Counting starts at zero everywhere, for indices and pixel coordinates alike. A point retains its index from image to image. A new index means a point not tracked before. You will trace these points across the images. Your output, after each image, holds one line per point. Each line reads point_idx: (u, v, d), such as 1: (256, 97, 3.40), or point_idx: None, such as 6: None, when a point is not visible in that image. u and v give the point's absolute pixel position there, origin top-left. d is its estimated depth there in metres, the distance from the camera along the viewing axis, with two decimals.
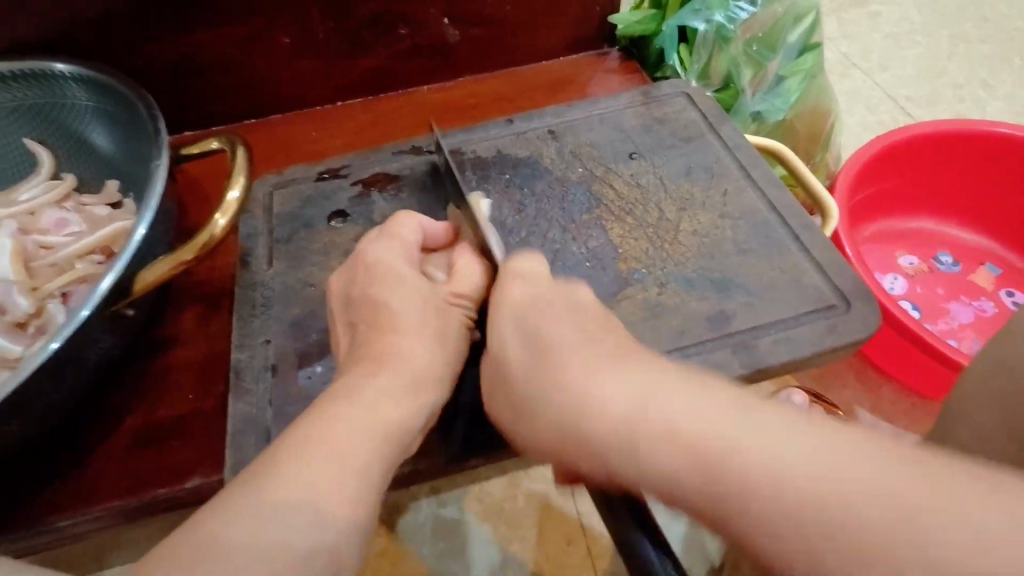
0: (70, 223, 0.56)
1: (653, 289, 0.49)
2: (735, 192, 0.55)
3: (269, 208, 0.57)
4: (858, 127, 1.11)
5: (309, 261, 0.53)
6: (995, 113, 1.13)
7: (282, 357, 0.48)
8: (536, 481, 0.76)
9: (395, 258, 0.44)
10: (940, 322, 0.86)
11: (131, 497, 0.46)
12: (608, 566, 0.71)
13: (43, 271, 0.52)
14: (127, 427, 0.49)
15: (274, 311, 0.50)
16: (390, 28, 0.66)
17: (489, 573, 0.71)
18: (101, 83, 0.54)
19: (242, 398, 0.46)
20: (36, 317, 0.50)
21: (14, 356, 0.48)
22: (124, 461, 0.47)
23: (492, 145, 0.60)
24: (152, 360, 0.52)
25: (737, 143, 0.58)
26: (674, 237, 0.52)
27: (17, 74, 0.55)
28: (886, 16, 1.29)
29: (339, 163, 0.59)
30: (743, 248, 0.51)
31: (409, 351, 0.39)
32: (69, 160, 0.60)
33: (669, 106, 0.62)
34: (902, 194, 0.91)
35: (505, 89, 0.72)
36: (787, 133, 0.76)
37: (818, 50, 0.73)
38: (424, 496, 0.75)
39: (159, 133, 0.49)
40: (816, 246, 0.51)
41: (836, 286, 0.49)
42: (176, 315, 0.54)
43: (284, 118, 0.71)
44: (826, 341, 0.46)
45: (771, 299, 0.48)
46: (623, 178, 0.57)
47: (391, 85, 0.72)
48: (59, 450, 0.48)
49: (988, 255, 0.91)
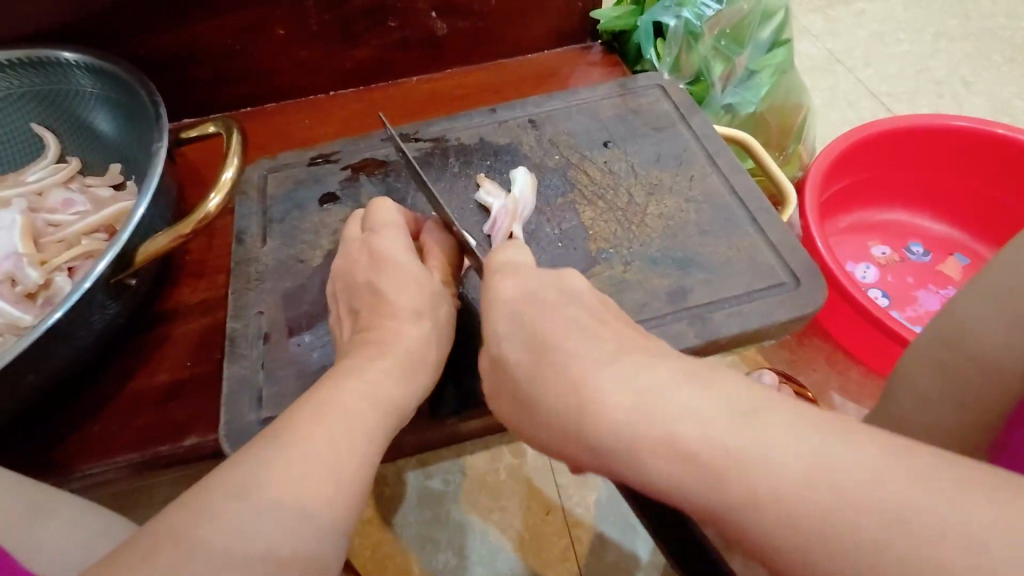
0: (76, 203, 0.59)
1: (619, 267, 0.53)
2: (700, 177, 0.59)
3: (264, 190, 0.60)
4: (838, 121, 1.15)
5: (301, 239, 0.57)
6: (973, 108, 1.17)
7: (274, 325, 0.52)
8: (518, 455, 0.80)
9: (392, 244, 0.47)
10: (908, 309, 0.89)
11: (135, 453, 0.50)
12: (585, 534, 0.75)
13: (50, 246, 0.56)
14: (131, 390, 0.53)
15: (267, 285, 0.54)
16: (380, 21, 0.70)
17: (473, 540, 0.75)
18: (106, 71, 0.57)
19: (238, 361, 0.50)
20: (45, 289, 0.54)
21: (25, 324, 0.52)
22: (128, 421, 0.51)
23: (475, 133, 0.63)
24: (152, 330, 0.56)
25: (706, 133, 0.62)
26: (642, 219, 0.56)
27: (25, 62, 0.59)
28: (871, 14, 1.32)
29: (330, 149, 0.62)
30: (704, 230, 0.55)
31: (396, 326, 0.42)
32: (74, 145, 0.64)
33: (644, 97, 0.66)
34: (875, 186, 0.94)
35: (491, 80, 0.75)
36: (759, 125, 0.79)
37: (788, 45, 0.76)
38: (411, 468, 0.79)
39: (160, 119, 0.53)
40: (772, 228, 0.55)
41: (789, 265, 0.53)
42: (175, 289, 0.58)
43: (279, 106, 0.74)
44: (777, 315, 0.50)
45: (726, 276, 0.52)
46: (596, 165, 0.60)
47: (383, 75, 0.75)
48: (64, 411, 0.51)
49: (957, 245, 0.94)
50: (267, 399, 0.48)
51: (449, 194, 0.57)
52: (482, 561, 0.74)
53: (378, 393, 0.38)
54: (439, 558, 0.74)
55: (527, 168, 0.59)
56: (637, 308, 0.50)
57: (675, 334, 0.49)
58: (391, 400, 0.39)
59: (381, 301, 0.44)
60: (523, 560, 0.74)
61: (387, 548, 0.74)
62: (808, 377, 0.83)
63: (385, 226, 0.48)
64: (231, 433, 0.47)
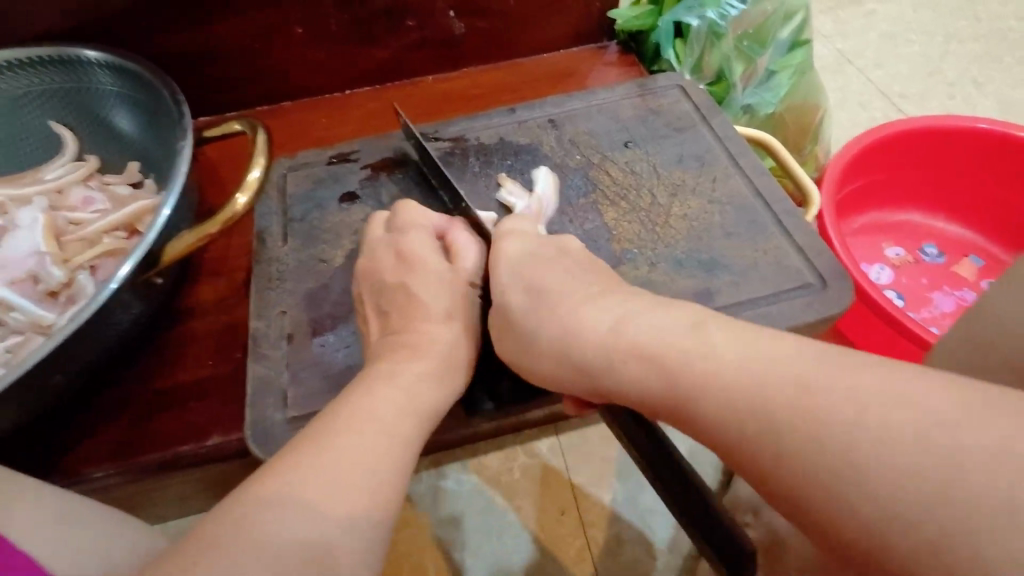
0: (96, 201, 0.59)
1: (642, 268, 0.53)
2: (723, 178, 0.59)
3: (284, 190, 0.60)
4: (850, 122, 1.15)
5: (322, 239, 0.57)
6: (985, 109, 1.16)
7: (297, 325, 0.51)
8: (532, 456, 0.80)
9: (419, 246, 0.47)
10: (923, 310, 0.89)
11: (158, 453, 0.50)
12: (600, 534, 0.75)
13: (72, 244, 0.56)
14: (152, 390, 0.53)
15: (289, 284, 0.54)
16: (399, 21, 0.69)
17: (487, 541, 0.75)
18: (127, 69, 0.57)
19: (261, 361, 0.50)
20: (67, 288, 0.53)
21: (48, 322, 0.51)
22: (151, 421, 0.51)
23: (495, 133, 0.63)
24: (173, 329, 0.55)
25: (728, 133, 0.62)
26: (665, 221, 0.56)
27: (46, 60, 0.58)
28: (882, 14, 1.31)
29: (350, 148, 0.62)
30: (728, 231, 0.55)
31: (428, 329, 0.42)
32: (93, 143, 0.64)
33: (664, 97, 0.65)
34: (890, 188, 0.94)
35: (508, 80, 0.75)
36: (776, 125, 0.79)
37: (807, 46, 0.76)
38: (426, 468, 0.79)
39: (184, 117, 0.53)
40: (796, 230, 0.54)
41: (814, 267, 0.52)
42: (196, 288, 0.58)
43: (296, 105, 0.74)
44: (803, 316, 0.50)
45: (752, 278, 0.52)
46: (618, 165, 0.60)
47: (400, 75, 0.75)
48: (86, 411, 0.51)
49: (971, 247, 0.94)
50: (290, 399, 0.48)
51: (471, 194, 0.57)
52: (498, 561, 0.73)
53: (410, 394, 0.38)
54: (454, 559, 0.74)
55: (550, 169, 0.59)
56: None
57: None
58: (424, 402, 0.38)
59: (408, 302, 0.44)
60: (538, 561, 0.74)
61: (402, 548, 0.74)
62: None
63: (414, 229, 0.48)
64: (255, 433, 0.47)
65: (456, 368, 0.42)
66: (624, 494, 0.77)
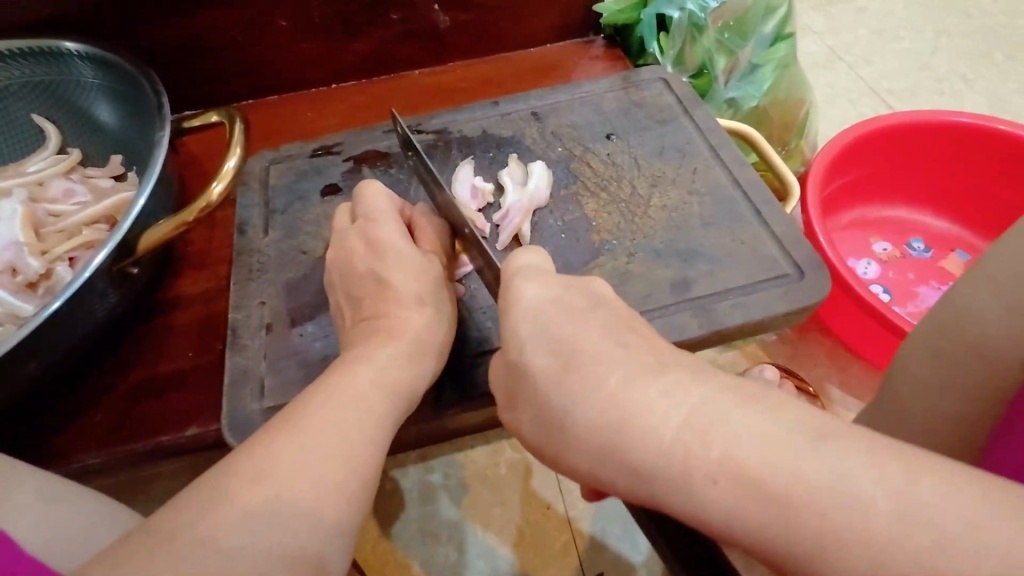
0: (77, 193, 0.59)
1: (622, 258, 0.53)
2: (703, 169, 0.59)
3: (266, 182, 0.60)
4: (839, 119, 1.15)
5: (303, 230, 0.57)
6: (974, 106, 1.17)
7: (276, 317, 0.51)
8: (519, 449, 0.80)
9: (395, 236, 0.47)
10: (909, 305, 0.89)
11: (137, 443, 0.50)
12: (586, 528, 0.75)
13: (51, 236, 0.55)
14: (132, 380, 0.52)
15: (269, 275, 0.54)
16: (383, 14, 0.70)
17: (474, 535, 0.75)
18: (108, 60, 0.57)
19: (239, 352, 0.50)
20: (46, 279, 0.53)
21: (26, 314, 0.51)
22: (129, 412, 0.51)
23: (477, 125, 0.63)
24: (154, 321, 0.55)
25: (709, 126, 0.62)
26: (645, 211, 0.56)
27: (26, 52, 0.58)
28: (871, 11, 1.32)
29: (333, 140, 0.62)
30: (708, 222, 0.55)
31: (402, 317, 0.42)
32: (75, 136, 0.64)
33: (647, 90, 0.65)
34: (877, 183, 0.94)
35: (493, 74, 0.75)
36: (761, 120, 0.79)
37: (790, 40, 0.76)
38: (413, 462, 0.79)
39: (162, 108, 0.53)
40: (775, 220, 0.55)
41: (791, 256, 0.52)
42: (177, 280, 0.58)
43: (282, 99, 0.74)
44: (780, 306, 0.50)
45: (730, 268, 0.52)
46: (599, 157, 0.60)
47: (385, 69, 0.75)
48: (63, 402, 0.51)
49: (957, 242, 0.94)
50: (268, 390, 0.48)
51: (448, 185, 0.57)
52: (484, 554, 0.74)
53: (385, 379, 0.38)
54: (440, 552, 0.74)
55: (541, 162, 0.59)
56: (641, 299, 0.50)
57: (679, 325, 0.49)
58: (397, 390, 0.38)
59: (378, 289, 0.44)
60: (525, 553, 0.74)
61: (388, 542, 0.74)
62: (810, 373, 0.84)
63: (386, 221, 0.47)
64: (232, 422, 0.47)
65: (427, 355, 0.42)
66: None
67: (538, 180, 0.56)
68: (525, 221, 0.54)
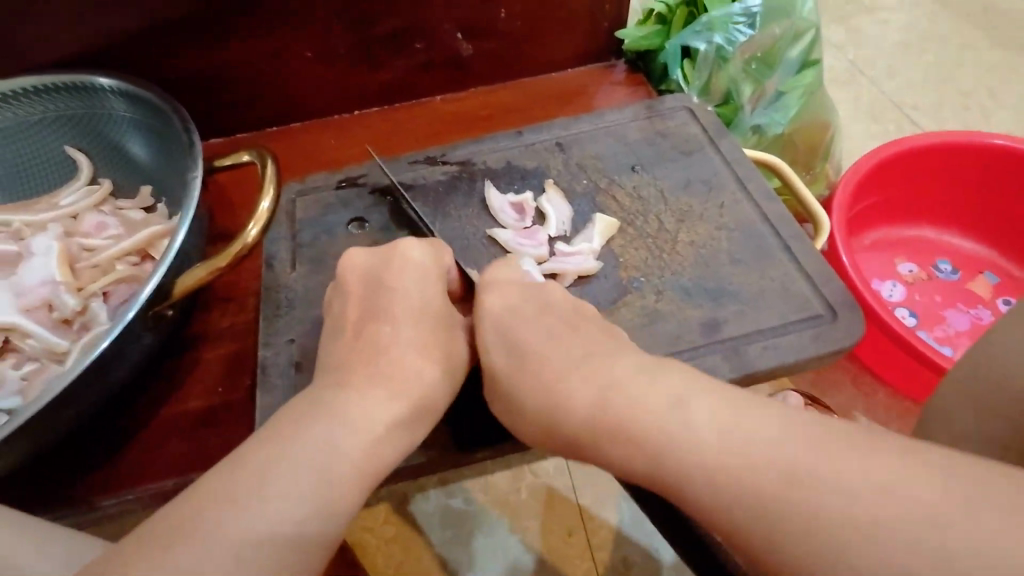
0: (110, 226, 0.60)
1: (650, 296, 0.53)
2: (731, 203, 0.58)
3: (293, 215, 0.60)
4: (862, 134, 1.13)
5: (331, 264, 0.57)
6: (1000, 121, 1.15)
7: (305, 354, 0.52)
8: (539, 475, 0.80)
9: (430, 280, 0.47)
10: (936, 329, 0.88)
11: (168, 480, 0.51)
12: (607, 556, 0.75)
13: (85, 271, 0.57)
14: (164, 416, 0.53)
15: (297, 312, 0.54)
16: (407, 44, 0.70)
17: (495, 564, 0.75)
18: (140, 96, 0.58)
19: (269, 390, 0.50)
20: (80, 314, 0.54)
21: (62, 350, 0.53)
22: (161, 451, 0.52)
23: (502, 156, 0.63)
24: (184, 355, 0.56)
25: (735, 157, 0.61)
26: (672, 247, 0.55)
27: (60, 88, 0.59)
28: (894, 23, 1.30)
29: (358, 172, 0.63)
30: (736, 259, 0.54)
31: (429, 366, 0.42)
32: (106, 167, 0.65)
33: (671, 119, 0.65)
34: (902, 205, 0.93)
35: (515, 100, 0.75)
36: (785, 146, 0.78)
37: (817, 66, 0.76)
38: (433, 487, 0.79)
39: (195, 146, 0.53)
40: (805, 258, 0.54)
41: (822, 296, 0.52)
42: (205, 313, 0.58)
43: (305, 127, 0.75)
44: (811, 348, 0.49)
45: (760, 307, 0.52)
46: (625, 190, 0.60)
47: (408, 96, 0.76)
48: (96, 438, 0.52)
49: (986, 264, 0.93)
50: None
51: (463, 219, 0.58)
52: None
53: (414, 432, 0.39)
54: None
55: (567, 199, 0.59)
56: (669, 339, 0.50)
57: (709, 367, 0.48)
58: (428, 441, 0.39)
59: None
60: None
61: (409, 568, 0.74)
62: (833, 399, 0.83)
63: (416, 267, 0.48)
64: None
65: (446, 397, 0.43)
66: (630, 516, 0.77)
67: (598, 237, 0.55)
68: (574, 276, 0.54)
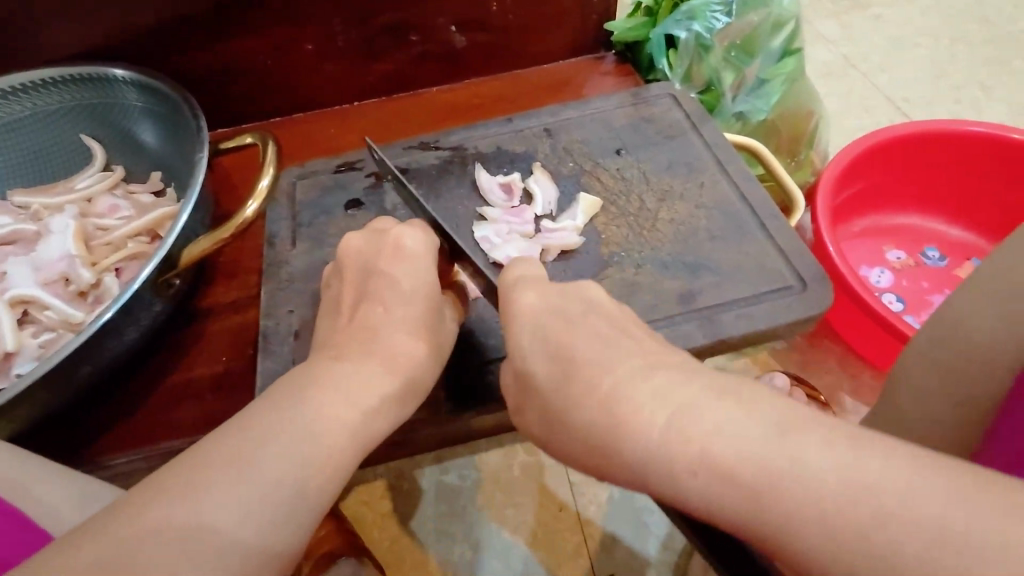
0: (122, 208, 0.64)
1: (630, 269, 0.55)
2: (710, 184, 0.61)
3: (293, 197, 0.64)
4: (854, 127, 1.15)
5: (329, 242, 0.60)
6: (992, 113, 1.16)
7: (304, 325, 0.55)
8: (532, 453, 0.83)
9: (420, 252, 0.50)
10: (922, 313, 0.90)
11: (177, 440, 0.54)
12: (597, 530, 0.77)
13: (99, 249, 0.60)
14: (173, 381, 0.57)
15: (297, 286, 0.57)
16: (403, 36, 0.73)
17: (489, 537, 0.77)
18: (150, 85, 0.62)
19: (270, 357, 0.53)
20: (95, 288, 0.58)
21: (77, 321, 0.56)
22: (170, 414, 0.55)
23: (493, 141, 0.66)
24: (191, 327, 0.59)
25: (715, 140, 0.64)
26: (652, 225, 0.58)
27: (77, 78, 0.63)
28: (888, 18, 1.31)
29: (355, 157, 0.66)
30: (713, 235, 0.57)
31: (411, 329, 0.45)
32: (118, 154, 0.68)
33: (656, 106, 0.68)
34: (889, 193, 0.95)
35: (507, 90, 0.78)
36: (770, 133, 0.81)
37: (798, 55, 0.78)
38: (429, 465, 0.82)
39: (201, 131, 0.57)
40: (779, 233, 0.56)
41: (796, 270, 0.54)
42: (211, 289, 0.62)
43: (306, 117, 0.78)
44: (783, 316, 0.52)
45: (735, 279, 0.54)
46: (608, 172, 0.62)
47: (404, 88, 0.79)
48: (109, 403, 0.55)
49: (973, 250, 0.94)
50: None
51: (452, 198, 0.61)
52: (498, 553, 0.76)
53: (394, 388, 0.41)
54: (455, 551, 0.76)
55: (551, 179, 0.62)
56: (646, 309, 0.53)
57: (684, 334, 0.51)
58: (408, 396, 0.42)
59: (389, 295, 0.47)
60: (537, 553, 0.76)
61: (406, 541, 0.77)
62: (821, 381, 0.85)
63: (409, 253, 0.50)
64: None
65: (431, 359, 0.46)
66: (619, 492, 0.80)
67: (582, 215, 0.58)
68: (558, 251, 0.56)
